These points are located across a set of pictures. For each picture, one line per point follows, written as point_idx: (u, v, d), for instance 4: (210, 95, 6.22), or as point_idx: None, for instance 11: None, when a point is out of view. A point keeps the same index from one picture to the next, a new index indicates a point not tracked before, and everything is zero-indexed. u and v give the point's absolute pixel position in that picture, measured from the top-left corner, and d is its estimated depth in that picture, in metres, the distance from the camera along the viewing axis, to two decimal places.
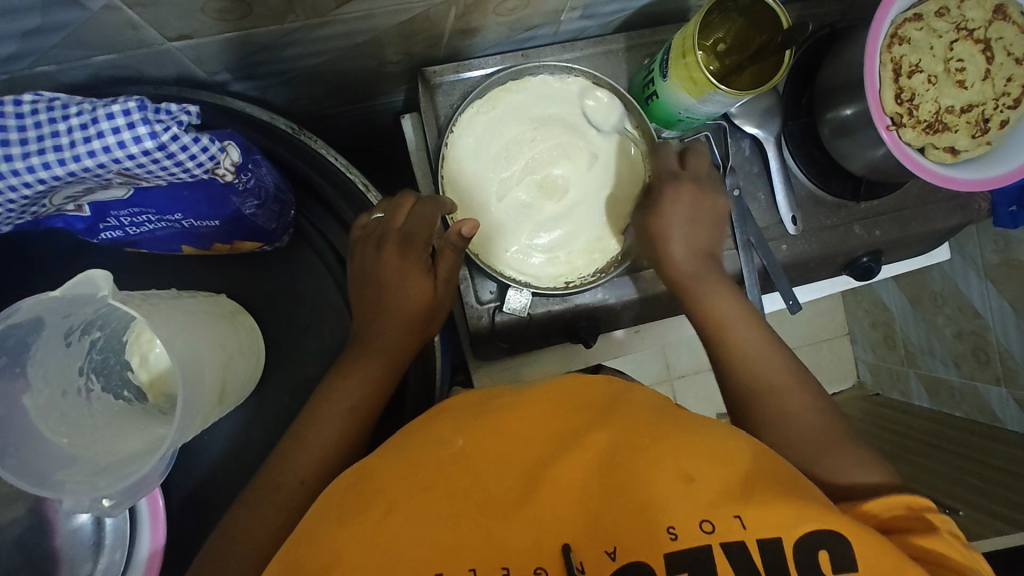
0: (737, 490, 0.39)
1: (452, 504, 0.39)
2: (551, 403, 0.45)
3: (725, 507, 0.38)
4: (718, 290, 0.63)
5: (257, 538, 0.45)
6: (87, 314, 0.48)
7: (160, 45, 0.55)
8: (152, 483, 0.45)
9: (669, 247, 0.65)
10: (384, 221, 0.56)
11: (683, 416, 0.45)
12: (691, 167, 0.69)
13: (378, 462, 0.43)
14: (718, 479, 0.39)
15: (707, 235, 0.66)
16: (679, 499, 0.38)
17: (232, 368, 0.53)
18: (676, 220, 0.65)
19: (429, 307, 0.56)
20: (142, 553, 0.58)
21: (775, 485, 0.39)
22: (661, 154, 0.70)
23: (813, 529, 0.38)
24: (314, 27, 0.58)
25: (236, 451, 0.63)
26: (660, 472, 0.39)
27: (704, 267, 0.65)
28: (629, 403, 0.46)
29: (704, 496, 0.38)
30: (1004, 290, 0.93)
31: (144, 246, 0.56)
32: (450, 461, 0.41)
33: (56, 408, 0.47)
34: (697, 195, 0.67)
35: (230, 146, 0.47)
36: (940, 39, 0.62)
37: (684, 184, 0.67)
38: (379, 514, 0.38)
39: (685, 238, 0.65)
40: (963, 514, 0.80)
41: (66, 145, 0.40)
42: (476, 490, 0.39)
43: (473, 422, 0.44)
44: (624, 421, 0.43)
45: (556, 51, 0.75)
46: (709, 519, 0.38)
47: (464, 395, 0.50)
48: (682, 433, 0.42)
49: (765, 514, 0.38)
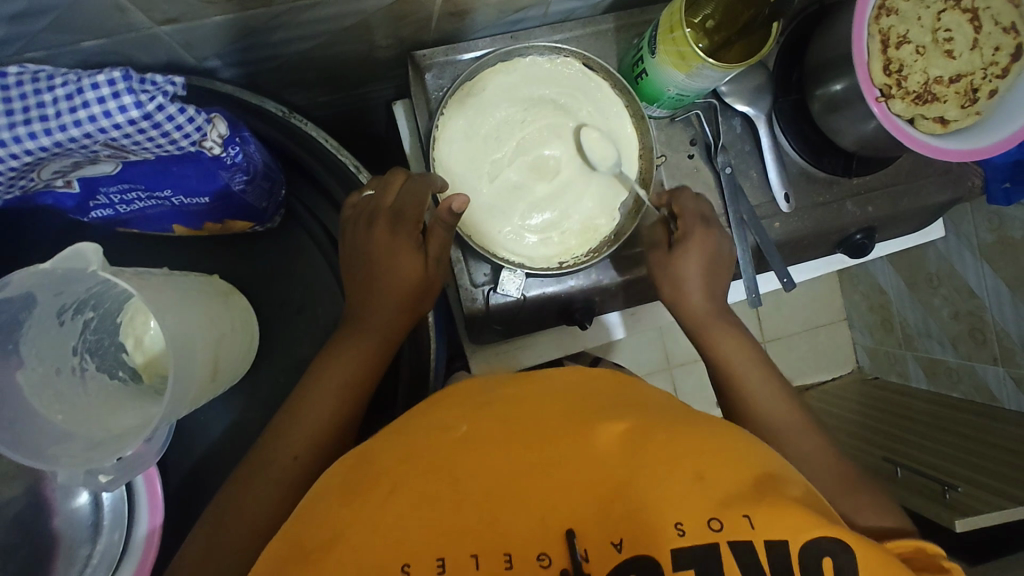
0: (750, 493, 0.37)
1: (451, 491, 0.38)
2: (561, 397, 0.44)
3: (735, 507, 0.36)
4: (732, 335, 0.65)
5: (252, 512, 0.45)
6: (79, 293, 0.48)
7: (147, 29, 0.55)
8: (149, 460, 0.47)
9: (686, 287, 0.66)
10: (375, 199, 0.56)
11: (694, 420, 0.43)
12: (709, 211, 0.69)
13: (378, 449, 0.42)
14: (729, 479, 0.38)
15: (715, 278, 0.67)
16: (687, 495, 0.37)
17: (224, 347, 0.53)
18: (694, 261, 0.66)
19: (421, 285, 0.56)
20: (140, 533, 0.59)
21: (788, 496, 0.37)
22: (683, 195, 0.69)
23: (822, 536, 0.36)
24: (302, 9, 0.58)
25: (231, 433, 0.63)
26: (669, 466, 0.38)
27: (714, 309, 0.66)
28: (640, 404, 0.45)
29: (714, 494, 0.37)
30: (999, 269, 0.93)
31: (135, 227, 0.57)
32: (453, 447, 0.40)
33: (49, 385, 0.48)
34: (714, 239, 0.67)
35: (217, 118, 0.47)
36: (928, 10, 0.63)
37: (703, 228, 0.67)
38: (377, 497, 0.37)
39: (701, 280, 0.66)
40: (961, 491, 0.81)
41: (52, 115, 0.40)
42: (479, 476, 0.38)
43: (481, 411, 0.44)
44: (630, 417, 0.42)
45: (545, 33, 0.75)
46: (717, 517, 0.36)
47: (472, 386, 0.49)
48: (690, 432, 0.40)
49: (777, 515, 0.36)
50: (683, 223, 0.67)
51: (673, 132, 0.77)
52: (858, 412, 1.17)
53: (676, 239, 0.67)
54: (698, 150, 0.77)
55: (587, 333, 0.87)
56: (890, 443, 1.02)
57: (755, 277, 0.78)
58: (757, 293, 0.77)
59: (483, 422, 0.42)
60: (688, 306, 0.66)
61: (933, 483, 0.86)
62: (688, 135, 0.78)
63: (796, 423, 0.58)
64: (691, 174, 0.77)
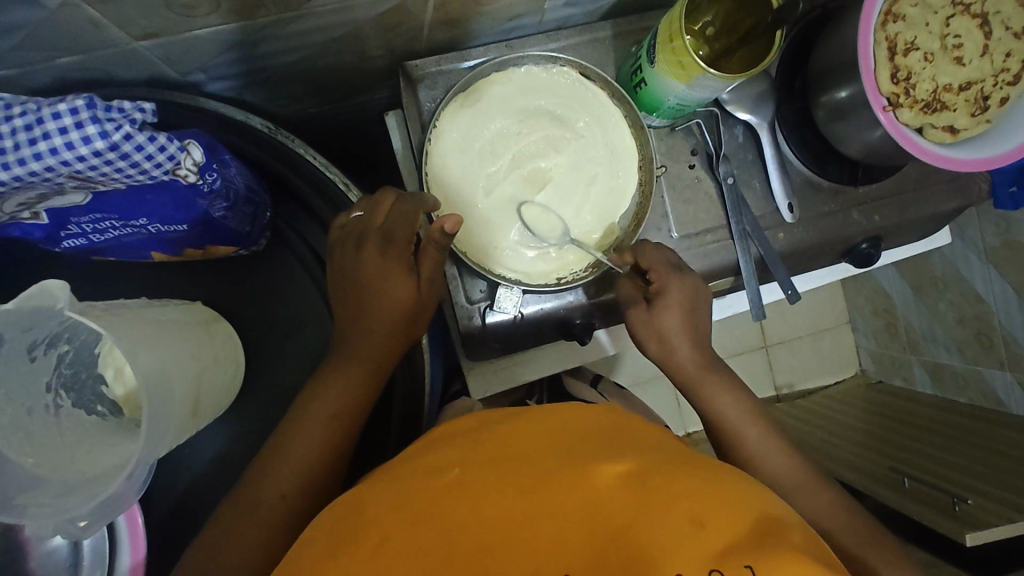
0: (751, 542, 0.35)
1: (446, 541, 0.37)
2: (556, 436, 0.43)
3: (735, 557, 0.34)
4: (724, 386, 0.63)
5: (237, 555, 0.43)
6: (52, 327, 0.46)
7: (126, 45, 0.53)
8: (128, 501, 0.44)
9: (671, 343, 0.64)
10: (364, 220, 0.54)
11: (693, 461, 0.42)
12: (676, 258, 0.67)
13: (371, 491, 0.41)
14: (730, 529, 0.36)
15: (699, 325, 0.65)
16: (686, 546, 0.35)
17: (206, 380, 0.51)
18: (674, 316, 0.64)
19: (413, 308, 0.53)
20: (123, 571, 0.56)
21: (791, 544, 0.36)
22: (649, 249, 0.66)
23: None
24: (288, 21, 0.56)
25: (219, 463, 0.61)
26: (667, 513, 0.36)
27: (703, 360, 0.64)
28: (640, 444, 0.43)
29: (714, 545, 0.35)
30: (1006, 274, 0.91)
31: (111, 255, 0.54)
32: (443, 492, 0.39)
33: (21, 427, 0.45)
34: (691, 286, 0.65)
35: (191, 144, 0.45)
36: (936, 15, 0.60)
37: (678, 276, 0.65)
38: (371, 546, 0.37)
39: (685, 332, 0.64)
40: (971, 503, 0.79)
41: (9, 147, 0.38)
42: (471, 526, 0.38)
43: (473, 451, 0.42)
44: (627, 458, 0.41)
45: (540, 42, 0.73)
46: (718, 569, 0.34)
47: (467, 420, 0.48)
48: (689, 477, 0.39)
49: (780, 567, 0.34)
50: (656, 278, 0.64)
51: (674, 141, 0.75)
52: (862, 419, 1.15)
53: (653, 294, 0.65)
54: (699, 159, 0.75)
55: (587, 348, 0.85)
56: (899, 454, 0.99)
57: (759, 289, 0.76)
58: (761, 306, 0.75)
59: (479, 462, 0.41)
60: (676, 361, 0.64)
61: (944, 496, 0.84)
62: (689, 144, 0.75)
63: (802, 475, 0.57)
64: (692, 185, 0.75)
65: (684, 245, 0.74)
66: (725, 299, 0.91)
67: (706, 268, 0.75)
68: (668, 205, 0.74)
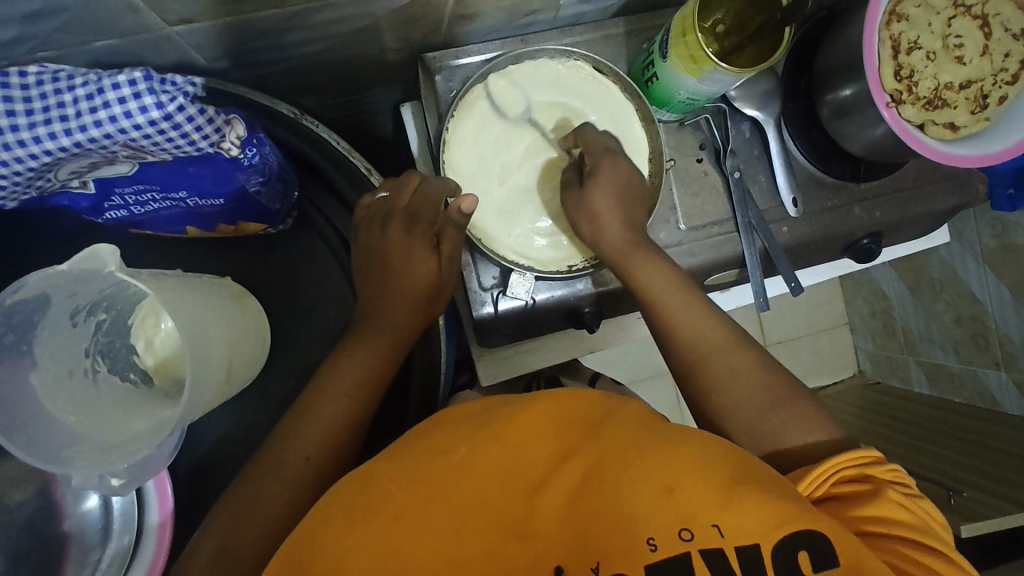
0: (720, 498, 0.40)
1: (449, 517, 0.40)
2: (545, 415, 0.46)
3: (705, 517, 0.40)
4: (654, 262, 0.63)
5: (263, 512, 0.45)
6: (93, 294, 0.48)
7: (160, 30, 0.54)
8: (157, 465, 0.47)
9: (602, 221, 0.63)
10: (389, 200, 0.56)
11: (664, 425, 0.45)
12: (614, 143, 0.66)
13: (374, 470, 0.43)
14: (698, 488, 0.40)
15: (630, 206, 0.64)
16: (660, 512, 0.40)
17: (237, 349, 0.53)
18: (605, 193, 0.63)
19: (434, 286, 0.56)
20: (153, 521, 0.59)
21: (761, 493, 0.40)
22: (587, 131, 0.67)
23: (793, 532, 0.39)
24: (315, 11, 0.58)
25: (240, 435, 0.64)
26: (644, 484, 0.41)
27: (635, 239, 0.64)
28: (621, 416, 0.46)
29: (685, 507, 0.40)
30: (1002, 275, 0.93)
31: (149, 228, 0.57)
32: (444, 475, 0.42)
33: (63, 388, 0.48)
34: (623, 169, 0.64)
35: (236, 120, 0.48)
36: (939, 16, 0.63)
37: (610, 159, 0.64)
38: (379, 522, 0.40)
39: (617, 209, 0.63)
40: (967, 496, 0.81)
41: (72, 115, 0.41)
42: (471, 501, 0.41)
43: (469, 430, 0.45)
44: (609, 434, 0.44)
45: (555, 37, 0.75)
46: (687, 528, 0.39)
47: (462, 403, 0.50)
48: (661, 444, 0.43)
49: (745, 522, 0.39)
50: (591, 157, 0.64)
51: (683, 136, 0.77)
52: (858, 414, 1.18)
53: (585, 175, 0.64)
54: (707, 154, 0.77)
55: (593, 337, 0.87)
56: (890, 448, 1.03)
57: (762, 281, 0.78)
58: (765, 297, 0.77)
59: (475, 443, 0.44)
60: (606, 239, 0.64)
61: (938, 488, 0.86)
62: (698, 139, 0.78)
63: (715, 334, 0.59)
64: (700, 178, 0.77)
65: (691, 237, 0.76)
66: (729, 293, 0.94)
67: (711, 260, 0.77)
68: (677, 197, 0.76)
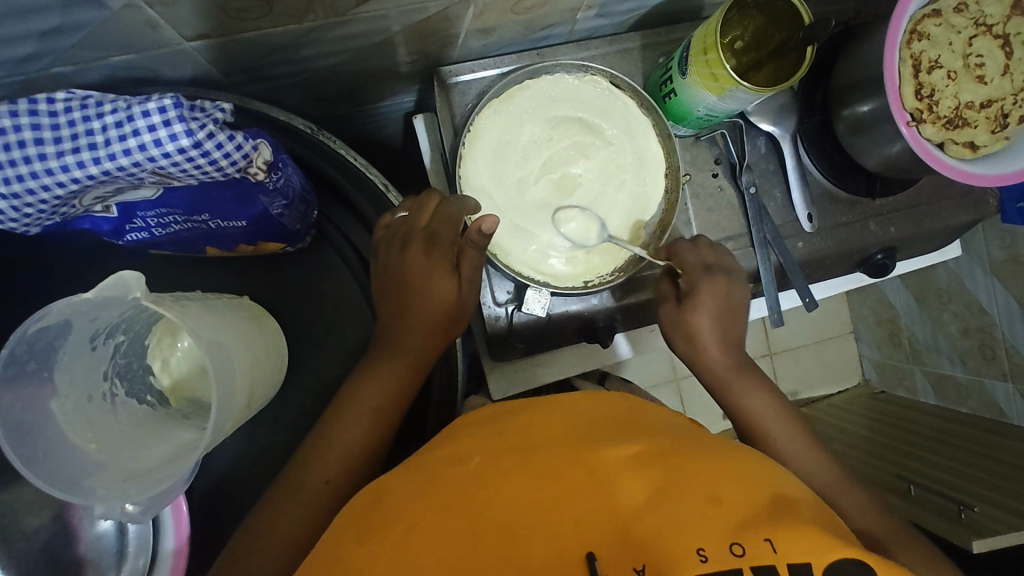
0: (766, 518, 0.39)
1: (483, 521, 0.40)
2: (578, 428, 0.47)
3: (754, 531, 0.38)
4: (756, 388, 0.64)
5: (284, 538, 0.45)
6: (113, 318, 0.48)
7: (177, 45, 0.54)
8: (176, 490, 0.45)
9: (702, 342, 0.64)
10: (408, 220, 0.55)
11: (698, 444, 0.46)
12: (711, 254, 0.68)
13: (404, 480, 0.44)
14: (742, 504, 0.40)
15: (730, 324, 0.66)
16: (707, 523, 0.39)
17: (258, 372, 0.52)
18: (706, 315, 0.64)
19: (454, 307, 0.55)
20: (167, 549, 0.60)
21: (800, 519, 0.40)
22: (680, 248, 0.68)
23: (841, 557, 0.37)
24: (333, 26, 0.57)
25: (256, 455, 0.63)
26: (688, 495, 0.40)
27: (738, 360, 0.65)
28: (655, 434, 0.47)
29: (731, 520, 0.39)
30: (1011, 287, 0.93)
31: (168, 248, 0.57)
32: (475, 479, 0.42)
33: (82, 413, 0.48)
34: (723, 286, 0.65)
35: (262, 144, 0.47)
36: (960, 35, 0.62)
37: (709, 277, 0.65)
38: (410, 524, 0.39)
39: (718, 329, 0.64)
40: (979, 511, 0.81)
41: (101, 143, 0.41)
42: (504, 508, 0.41)
43: (500, 442, 0.46)
44: (643, 445, 0.45)
45: (571, 51, 0.75)
46: (738, 542, 0.37)
47: (491, 418, 0.51)
48: (699, 460, 0.43)
49: (796, 539, 0.38)
50: (689, 277, 0.66)
51: (698, 150, 0.77)
52: (867, 427, 1.17)
53: (685, 295, 0.66)
54: (723, 169, 0.77)
55: (605, 350, 0.87)
56: (901, 461, 1.01)
57: (777, 296, 0.78)
58: (779, 312, 0.77)
59: (505, 453, 0.45)
60: (706, 360, 0.65)
61: (950, 503, 0.85)
62: (713, 154, 0.77)
63: (827, 472, 0.57)
64: (715, 193, 0.77)
65: None
66: (739, 306, 0.93)
67: None
68: (692, 212, 0.76)
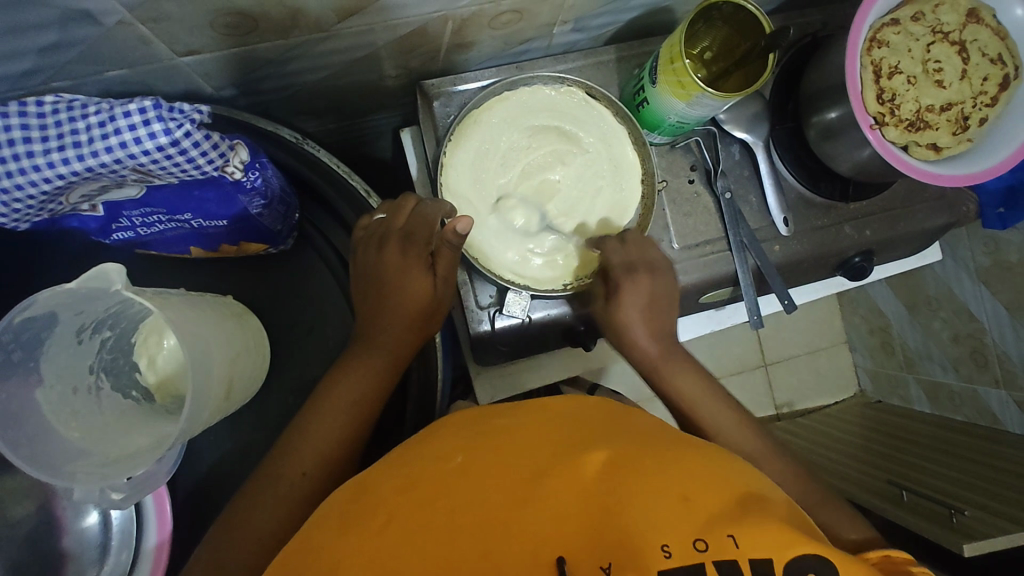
0: (733, 513, 0.38)
1: (448, 520, 0.40)
2: (554, 425, 0.47)
3: (719, 527, 0.37)
4: (688, 374, 0.65)
5: (260, 526, 0.46)
6: (99, 313, 0.51)
7: (168, 60, 0.57)
8: (158, 480, 0.49)
9: (631, 335, 0.66)
10: (386, 222, 0.58)
11: (676, 442, 0.46)
12: (636, 253, 0.69)
13: (378, 480, 0.45)
14: (711, 501, 0.39)
15: (660, 317, 0.68)
16: (673, 521, 0.38)
17: (238, 366, 0.54)
18: (633, 309, 0.66)
19: (430, 305, 0.57)
20: (150, 546, 0.62)
21: (765, 516, 0.38)
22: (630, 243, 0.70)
23: (806, 553, 0.36)
24: (317, 42, 0.60)
25: (239, 451, 0.66)
26: (658, 491, 0.40)
27: (667, 350, 0.67)
28: (632, 431, 0.47)
29: (699, 516, 0.38)
30: (997, 293, 0.94)
31: (153, 249, 0.60)
32: (447, 477, 0.43)
33: (67, 403, 0.50)
34: (645, 284, 0.67)
35: (239, 145, 0.50)
36: (918, 42, 0.65)
37: (632, 279, 0.67)
38: (378, 524, 0.40)
39: (644, 322, 0.66)
40: (968, 515, 0.79)
41: (84, 141, 0.44)
42: (472, 506, 0.41)
43: (476, 442, 0.47)
44: (618, 442, 0.45)
45: (548, 64, 0.78)
46: (702, 538, 0.37)
47: (471, 416, 0.52)
48: (671, 458, 0.43)
49: (758, 534, 0.36)
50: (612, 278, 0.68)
51: (674, 157, 0.79)
52: (860, 440, 1.15)
53: (608, 295, 0.68)
54: (698, 175, 0.79)
55: (590, 354, 0.88)
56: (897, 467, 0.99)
57: (756, 299, 0.79)
58: (759, 315, 0.78)
59: (480, 452, 0.45)
60: (637, 349, 0.67)
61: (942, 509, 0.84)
62: (689, 161, 0.80)
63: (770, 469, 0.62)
64: (692, 198, 0.79)
65: (684, 255, 0.77)
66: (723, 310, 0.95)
67: (704, 279, 0.79)
68: (669, 217, 0.78)
